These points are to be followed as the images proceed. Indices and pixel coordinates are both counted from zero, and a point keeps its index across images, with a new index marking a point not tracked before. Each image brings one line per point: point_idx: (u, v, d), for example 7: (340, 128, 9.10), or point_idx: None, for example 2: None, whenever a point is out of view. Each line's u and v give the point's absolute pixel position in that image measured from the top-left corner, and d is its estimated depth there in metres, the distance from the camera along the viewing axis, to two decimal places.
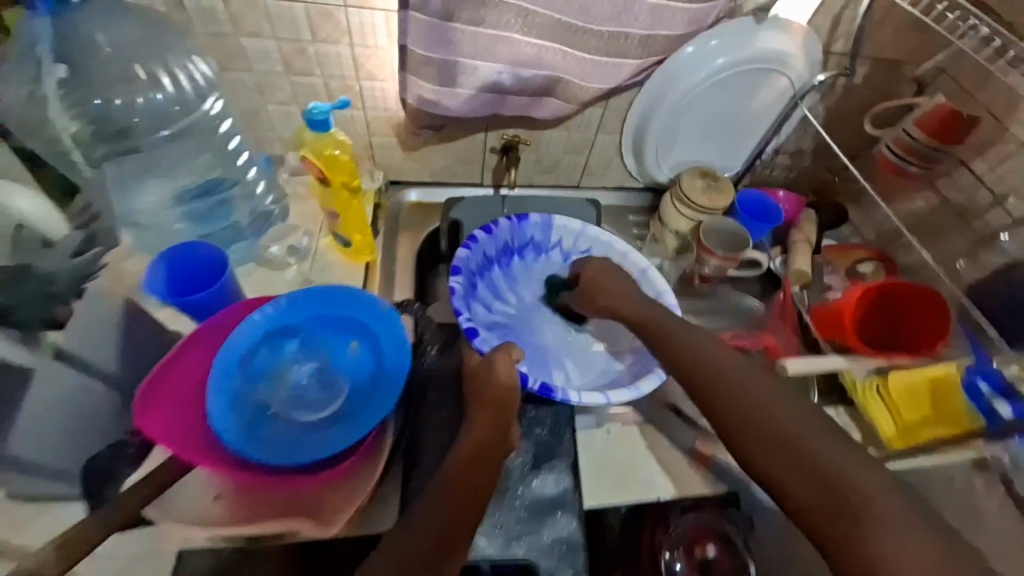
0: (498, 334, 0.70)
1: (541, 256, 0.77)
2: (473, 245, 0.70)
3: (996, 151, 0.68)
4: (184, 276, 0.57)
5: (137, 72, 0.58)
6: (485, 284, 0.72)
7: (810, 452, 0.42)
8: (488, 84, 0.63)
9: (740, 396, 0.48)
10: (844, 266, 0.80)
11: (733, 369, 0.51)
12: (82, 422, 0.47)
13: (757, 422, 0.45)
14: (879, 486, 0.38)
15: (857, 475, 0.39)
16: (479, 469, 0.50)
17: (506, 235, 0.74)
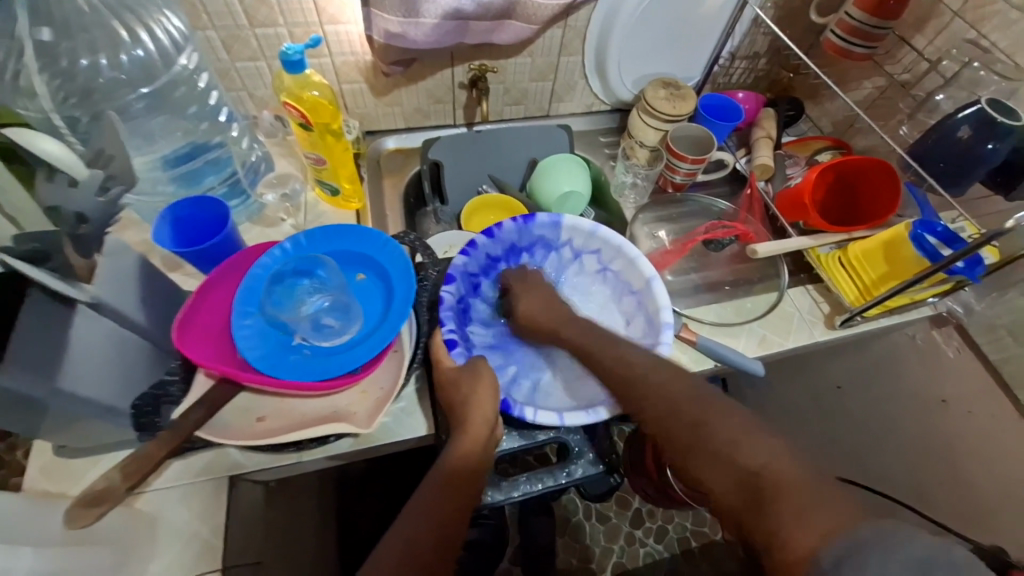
0: (497, 333, 0.72)
1: (551, 251, 0.75)
2: (473, 250, 0.68)
3: (933, 24, 0.74)
4: (189, 231, 0.60)
5: (117, 29, 0.58)
6: (492, 280, 0.73)
7: (723, 448, 0.45)
8: (450, 11, 0.65)
9: (664, 405, 0.51)
10: (805, 157, 0.87)
11: (646, 368, 0.55)
12: (124, 364, 0.51)
13: (678, 419, 0.49)
14: (746, 450, 0.44)
15: (732, 443, 0.45)
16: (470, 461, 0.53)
17: (511, 236, 0.72)
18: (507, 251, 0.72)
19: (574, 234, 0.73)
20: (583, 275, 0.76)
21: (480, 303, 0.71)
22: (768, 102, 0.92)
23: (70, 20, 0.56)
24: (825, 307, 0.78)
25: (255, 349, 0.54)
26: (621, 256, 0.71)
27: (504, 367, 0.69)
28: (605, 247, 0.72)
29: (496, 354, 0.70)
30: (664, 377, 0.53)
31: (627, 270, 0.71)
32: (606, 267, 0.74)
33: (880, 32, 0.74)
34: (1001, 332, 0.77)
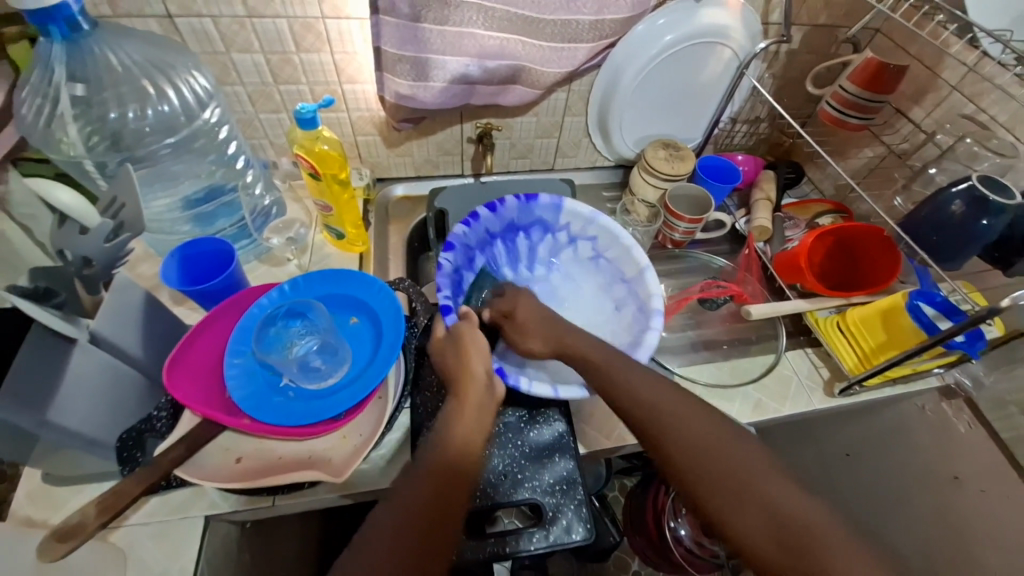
0: (487, 306, 0.74)
1: (547, 233, 0.80)
2: (475, 222, 0.73)
3: (931, 97, 0.75)
4: (194, 269, 0.63)
5: (146, 86, 0.62)
6: (486, 256, 0.76)
7: (754, 492, 0.45)
8: (457, 77, 0.70)
9: (689, 439, 0.49)
10: (805, 219, 0.88)
11: (667, 391, 0.53)
12: (114, 397, 0.53)
13: (705, 452, 0.48)
14: (787, 498, 0.44)
15: (760, 480, 0.45)
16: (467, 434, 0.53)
17: (513, 213, 0.77)
18: (506, 230, 0.77)
19: (573, 220, 0.78)
20: (576, 260, 0.81)
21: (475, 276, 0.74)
22: (768, 164, 0.94)
23: (101, 78, 0.60)
24: (824, 373, 0.76)
25: (242, 389, 0.55)
26: (618, 246, 0.76)
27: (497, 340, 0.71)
28: (602, 235, 0.77)
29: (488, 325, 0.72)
30: (686, 405, 0.51)
31: (622, 258, 0.76)
32: (599, 255, 0.79)
33: (874, 105, 0.76)
34: (1011, 408, 0.74)
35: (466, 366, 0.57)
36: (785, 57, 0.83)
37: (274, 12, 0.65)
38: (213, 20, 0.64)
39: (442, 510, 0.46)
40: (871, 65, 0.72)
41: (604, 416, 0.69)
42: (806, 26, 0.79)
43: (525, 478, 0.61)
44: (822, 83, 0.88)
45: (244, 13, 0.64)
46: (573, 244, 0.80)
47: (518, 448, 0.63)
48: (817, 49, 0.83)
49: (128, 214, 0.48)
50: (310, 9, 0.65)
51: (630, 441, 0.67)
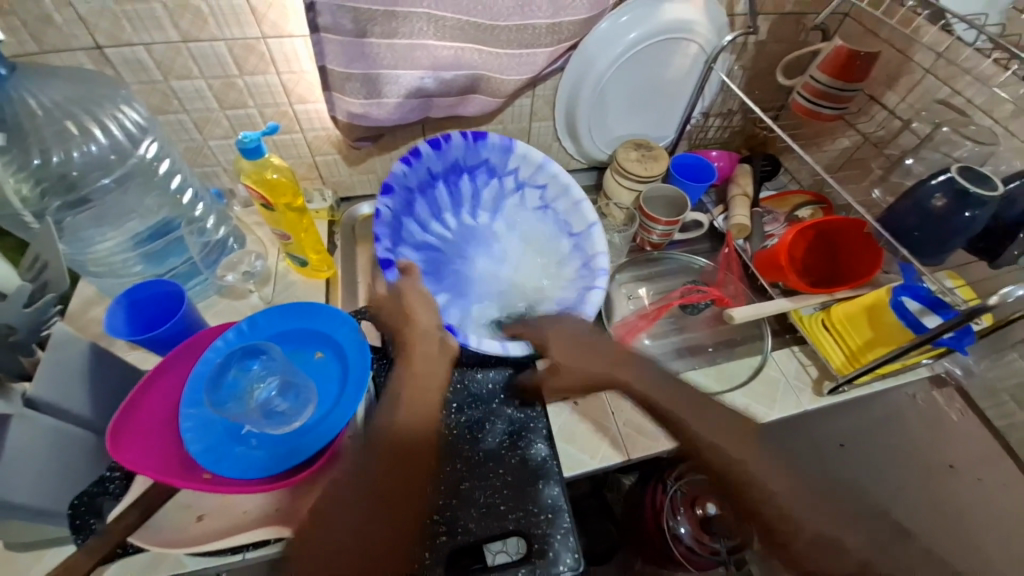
0: (425, 256, 0.71)
1: (493, 179, 0.79)
2: (416, 161, 0.71)
3: (904, 82, 0.74)
4: (144, 314, 0.60)
5: (71, 127, 0.59)
6: (426, 201, 0.74)
7: (826, 536, 0.56)
8: (412, 90, 0.67)
9: (750, 462, 0.61)
10: (785, 213, 0.86)
11: (721, 424, 0.64)
12: (62, 463, 0.50)
13: (780, 481, 0.60)
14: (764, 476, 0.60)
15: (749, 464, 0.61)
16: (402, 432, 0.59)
17: (459, 153, 0.75)
18: (451, 171, 0.75)
19: (521, 166, 0.79)
20: (520, 209, 0.80)
21: (416, 222, 0.71)
22: (744, 158, 0.92)
23: (21, 123, 0.56)
24: (813, 371, 0.73)
25: (197, 443, 0.52)
26: (565, 194, 0.79)
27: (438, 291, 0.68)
28: (550, 184, 0.79)
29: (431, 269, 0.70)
30: (747, 448, 0.62)
31: (573, 212, 0.78)
32: (546, 206, 0.80)
33: (846, 94, 0.74)
34: (1004, 396, 0.75)
35: (413, 325, 0.64)
36: (754, 47, 0.81)
37: (211, 36, 0.61)
38: (146, 48, 0.60)
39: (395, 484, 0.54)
40: (841, 53, 0.70)
41: (589, 434, 0.67)
42: (772, 15, 0.76)
43: (510, 508, 0.58)
44: (794, 72, 0.85)
45: (179, 39, 0.60)
46: (518, 192, 0.80)
47: (500, 477, 0.60)
48: (786, 37, 0.80)
49: (52, 272, 0.54)
50: (249, 30, 0.61)
51: (617, 459, 0.65)
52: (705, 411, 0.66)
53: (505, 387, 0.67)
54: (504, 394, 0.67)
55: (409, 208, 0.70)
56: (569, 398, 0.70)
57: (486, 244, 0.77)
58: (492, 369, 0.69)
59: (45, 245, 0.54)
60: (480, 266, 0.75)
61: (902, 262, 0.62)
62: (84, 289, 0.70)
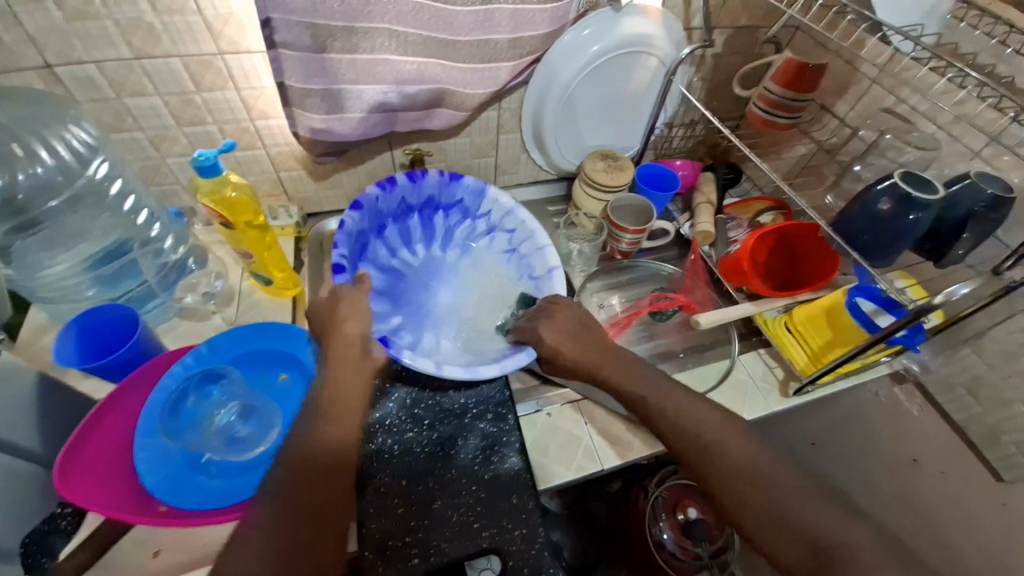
0: (387, 279, 0.73)
1: (465, 218, 0.80)
2: (392, 188, 0.74)
3: (852, 91, 0.77)
4: (96, 341, 0.57)
5: (16, 149, 0.57)
6: (399, 228, 0.77)
7: (786, 505, 0.47)
8: (376, 105, 0.66)
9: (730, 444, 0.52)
10: (748, 219, 0.88)
11: (704, 407, 0.55)
12: (9, 501, 0.47)
13: (738, 455, 0.51)
14: (747, 457, 0.50)
15: (732, 449, 0.51)
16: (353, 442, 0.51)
17: (434, 189, 0.78)
18: (426, 206, 0.78)
19: (490, 207, 0.80)
20: (490, 250, 0.80)
21: (380, 249, 0.74)
22: (707, 167, 0.94)
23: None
24: (779, 374, 0.75)
25: (153, 474, 0.49)
26: (534, 238, 0.77)
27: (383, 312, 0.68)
28: (519, 228, 0.79)
29: (386, 295, 0.71)
30: (712, 418, 0.54)
31: (538, 256, 0.76)
32: (514, 249, 0.79)
33: (798, 104, 0.77)
34: (959, 390, 0.77)
35: (339, 327, 0.57)
36: (712, 59, 0.84)
37: (165, 52, 0.59)
38: (96, 65, 0.58)
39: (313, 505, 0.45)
40: (792, 64, 0.72)
41: (563, 445, 0.67)
42: (727, 29, 0.79)
43: (483, 525, 0.57)
44: (750, 83, 0.89)
45: (131, 55, 0.59)
46: (489, 233, 0.80)
47: (473, 494, 0.59)
48: (741, 50, 0.84)
49: None
50: (205, 46, 0.60)
51: (592, 469, 0.65)
52: (688, 403, 0.56)
53: (477, 402, 0.67)
54: (476, 409, 0.66)
55: (376, 233, 0.74)
56: (541, 410, 0.70)
57: (450, 277, 0.77)
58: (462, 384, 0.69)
59: None
60: (440, 300, 0.75)
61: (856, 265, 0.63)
62: (35, 315, 0.67)
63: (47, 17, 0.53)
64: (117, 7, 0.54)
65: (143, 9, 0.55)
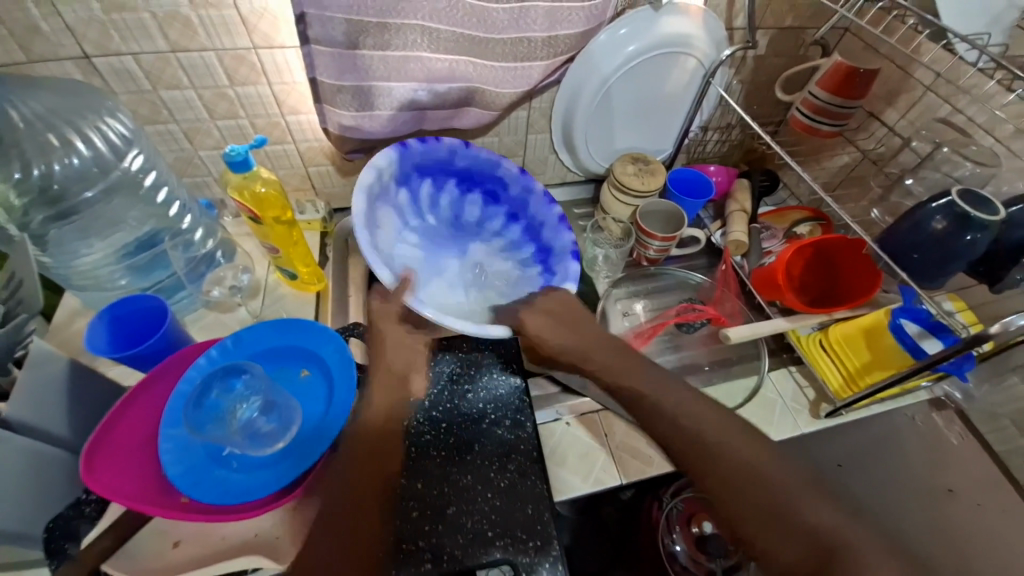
0: (453, 229, 0.77)
1: (539, 270, 0.76)
2: (523, 177, 0.77)
3: (904, 99, 0.73)
4: (127, 329, 0.58)
5: (51, 138, 0.58)
6: (500, 223, 0.79)
7: (784, 505, 0.45)
8: (405, 103, 0.66)
9: (715, 444, 0.50)
10: (783, 229, 0.85)
11: (696, 403, 0.54)
12: (40, 484, 0.49)
13: (720, 456, 0.49)
14: (735, 459, 0.48)
15: (721, 450, 0.49)
16: (379, 432, 0.55)
17: (543, 223, 0.77)
18: (532, 235, 0.77)
19: (559, 276, 0.73)
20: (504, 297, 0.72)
21: (472, 204, 0.78)
22: (742, 173, 0.91)
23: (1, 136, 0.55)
24: (810, 394, 0.72)
25: (176, 465, 0.50)
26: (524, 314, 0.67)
27: (402, 205, 0.72)
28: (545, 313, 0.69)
29: (422, 209, 0.75)
30: (708, 417, 0.52)
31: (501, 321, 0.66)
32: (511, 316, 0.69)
33: (845, 111, 0.73)
34: (1004, 421, 0.74)
35: None
36: (753, 62, 0.80)
37: (201, 46, 0.60)
38: (134, 58, 0.59)
39: (368, 475, 0.50)
40: (840, 70, 0.69)
41: (581, 457, 0.66)
42: (772, 30, 0.76)
43: (497, 534, 0.56)
44: (793, 88, 0.85)
45: (168, 49, 0.59)
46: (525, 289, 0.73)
47: (487, 501, 0.58)
48: (785, 52, 0.80)
49: (27, 291, 0.55)
50: (239, 41, 0.60)
51: (611, 483, 0.64)
52: (677, 394, 0.55)
53: (496, 407, 0.66)
54: (494, 415, 0.65)
55: (484, 201, 0.78)
56: (560, 419, 0.69)
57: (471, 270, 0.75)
58: (482, 388, 0.68)
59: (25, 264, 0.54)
60: (445, 262, 0.74)
61: (902, 284, 0.60)
62: (70, 300, 0.68)
63: (86, 8, 0.54)
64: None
65: (181, 3, 0.55)
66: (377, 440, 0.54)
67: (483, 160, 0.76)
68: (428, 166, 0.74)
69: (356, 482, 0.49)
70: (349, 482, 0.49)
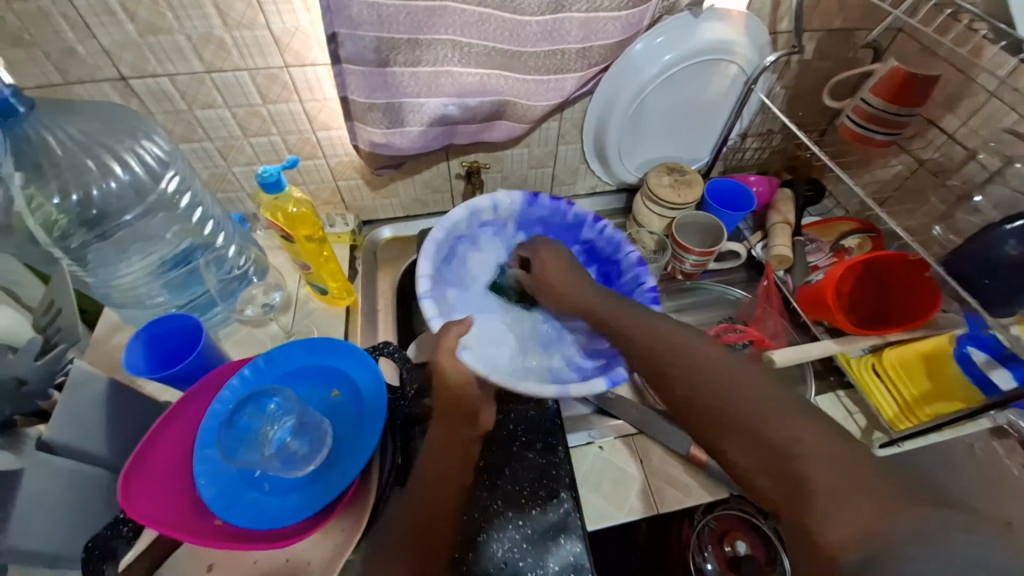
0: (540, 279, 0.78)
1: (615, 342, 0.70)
2: (624, 245, 0.74)
3: (966, 104, 0.68)
4: (162, 348, 0.59)
5: (89, 163, 0.60)
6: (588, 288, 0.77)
7: (760, 430, 0.44)
8: (435, 118, 0.65)
9: (693, 370, 0.52)
10: (829, 242, 0.80)
11: (706, 351, 0.53)
12: (79, 504, 0.50)
13: (704, 386, 0.50)
14: (736, 386, 0.48)
15: (720, 379, 0.49)
16: (450, 454, 0.53)
17: (629, 295, 0.72)
18: (621, 296, 0.73)
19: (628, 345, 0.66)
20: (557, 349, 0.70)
21: (563, 259, 0.78)
22: (785, 182, 0.86)
23: (41, 162, 0.57)
24: (860, 421, 0.67)
25: (211, 488, 0.51)
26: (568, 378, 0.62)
27: (496, 250, 0.77)
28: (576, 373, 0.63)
29: (517, 256, 0.78)
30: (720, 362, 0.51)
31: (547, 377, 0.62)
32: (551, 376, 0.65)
33: (902, 119, 0.67)
34: None
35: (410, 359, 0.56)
36: (798, 66, 0.76)
37: (235, 66, 0.60)
38: (170, 79, 0.60)
39: (439, 499, 0.49)
40: (897, 75, 0.64)
41: (614, 484, 0.63)
42: (819, 32, 0.71)
43: (529, 565, 0.55)
44: (842, 92, 0.80)
45: (203, 69, 0.60)
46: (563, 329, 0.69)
47: (517, 531, 0.57)
48: (833, 55, 0.75)
49: (65, 321, 0.55)
50: (272, 60, 0.60)
51: (644, 512, 0.61)
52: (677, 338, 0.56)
53: (526, 430, 0.64)
54: (524, 438, 0.64)
55: (583, 264, 0.78)
56: (593, 443, 0.67)
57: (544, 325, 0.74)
58: (512, 410, 0.67)
59: (61, 291, 0.56)
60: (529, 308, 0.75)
61: (967, 312, 0.57)
62: (110, 314, 0.70)
63: (122, 31, 0.54)
64: (189, 21, 0.55)
65: (214, 25, 0.56)
66: (450, 458, 0.53)
67: (587, 221, 0.76)
68: (532, 219, 0.76)
69: (427, 507, 0.48)
70: (417, 510, 0.48)
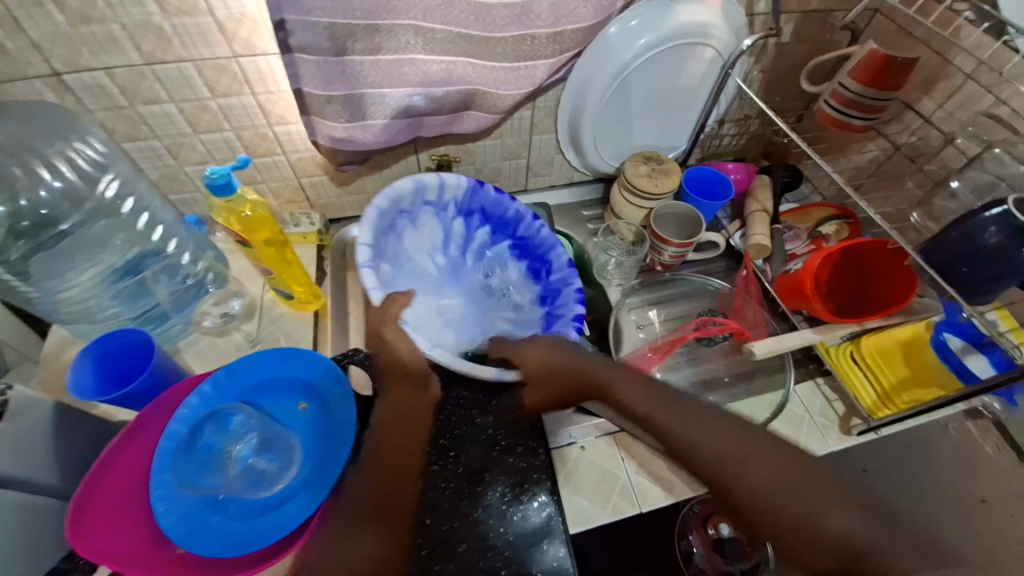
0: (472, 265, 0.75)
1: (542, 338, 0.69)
2: (555, 246, 0.73)
3: (941, 87, 0.67)
4: (115, 366, 0.55)
5: (17, 170, 0.56)
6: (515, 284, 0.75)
7: (811, 519, 0.43)
8: (400, 110, 0.61)
9: (708, 439, 0.49)
10: (807, 229, 0.80)
11: (704, 416, 0.51)
12: (28, 540, 0.46)
13: (727, 456, 0.47)
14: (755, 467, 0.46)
15: (739, 464, 0.47)
16: (400, 422, 0.54)
17: (557, 296, 0.72)
18: (550, 295, 0.73)
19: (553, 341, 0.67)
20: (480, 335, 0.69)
21: (496, 251, 0.76)
22: (763, 169, 0.85)
23: None
24: (840, 408, 0.67)
25: (172, 515, 0.48)
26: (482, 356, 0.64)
27: (435, 231, 0.73)
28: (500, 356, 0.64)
29: (454, 244, 0.75)
30: (714, 428, 0.49)
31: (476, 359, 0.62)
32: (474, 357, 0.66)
33: (879, 104, 0.66)
34: None
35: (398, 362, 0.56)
36: (776, 49, 0.74)
37: (177, 57, 0.55)
38: (106, 73, 0.54)
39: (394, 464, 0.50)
40: (875, 59, 0.62)
41: (599, 484, 0.62)
42: (796, 14, 0.69)
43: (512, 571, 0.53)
44: (818, 76, 0.78)
45: (142, 62, 0.54)
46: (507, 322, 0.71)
47: (498, 539, 0.55)
48: (809, 37, 0.73)
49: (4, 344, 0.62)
50: (218, 49, 0.55)
51: (629, 511, 0.61)
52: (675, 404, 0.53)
53: (507, 434, 0.62)
54: (505, 442, 0.62)
55: (519, 259, 0.76)
56: (576, 443, 0.65)
57: (471, 310, 0.72)
58: (491, 412, 0.64)
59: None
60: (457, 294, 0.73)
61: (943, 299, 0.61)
62: (57, 330, 0.65)
63: (50, 23, 0.49)
64: (122, 9, 0.50)
65: (152, 11, 0.51)
66: (401, 425, 0.53)
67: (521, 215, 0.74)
68: (475, 207, 0.74)
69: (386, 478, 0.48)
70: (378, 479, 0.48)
